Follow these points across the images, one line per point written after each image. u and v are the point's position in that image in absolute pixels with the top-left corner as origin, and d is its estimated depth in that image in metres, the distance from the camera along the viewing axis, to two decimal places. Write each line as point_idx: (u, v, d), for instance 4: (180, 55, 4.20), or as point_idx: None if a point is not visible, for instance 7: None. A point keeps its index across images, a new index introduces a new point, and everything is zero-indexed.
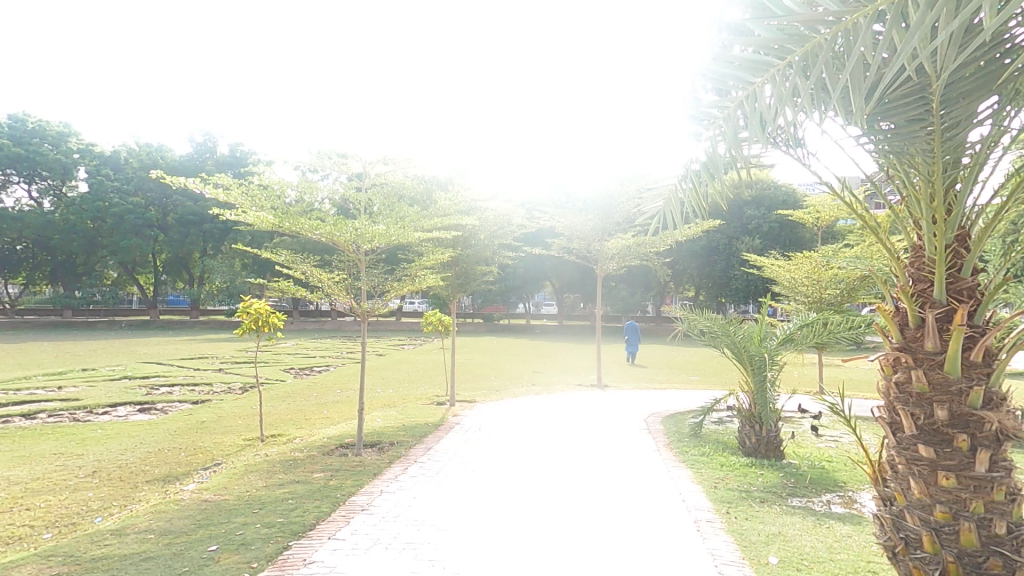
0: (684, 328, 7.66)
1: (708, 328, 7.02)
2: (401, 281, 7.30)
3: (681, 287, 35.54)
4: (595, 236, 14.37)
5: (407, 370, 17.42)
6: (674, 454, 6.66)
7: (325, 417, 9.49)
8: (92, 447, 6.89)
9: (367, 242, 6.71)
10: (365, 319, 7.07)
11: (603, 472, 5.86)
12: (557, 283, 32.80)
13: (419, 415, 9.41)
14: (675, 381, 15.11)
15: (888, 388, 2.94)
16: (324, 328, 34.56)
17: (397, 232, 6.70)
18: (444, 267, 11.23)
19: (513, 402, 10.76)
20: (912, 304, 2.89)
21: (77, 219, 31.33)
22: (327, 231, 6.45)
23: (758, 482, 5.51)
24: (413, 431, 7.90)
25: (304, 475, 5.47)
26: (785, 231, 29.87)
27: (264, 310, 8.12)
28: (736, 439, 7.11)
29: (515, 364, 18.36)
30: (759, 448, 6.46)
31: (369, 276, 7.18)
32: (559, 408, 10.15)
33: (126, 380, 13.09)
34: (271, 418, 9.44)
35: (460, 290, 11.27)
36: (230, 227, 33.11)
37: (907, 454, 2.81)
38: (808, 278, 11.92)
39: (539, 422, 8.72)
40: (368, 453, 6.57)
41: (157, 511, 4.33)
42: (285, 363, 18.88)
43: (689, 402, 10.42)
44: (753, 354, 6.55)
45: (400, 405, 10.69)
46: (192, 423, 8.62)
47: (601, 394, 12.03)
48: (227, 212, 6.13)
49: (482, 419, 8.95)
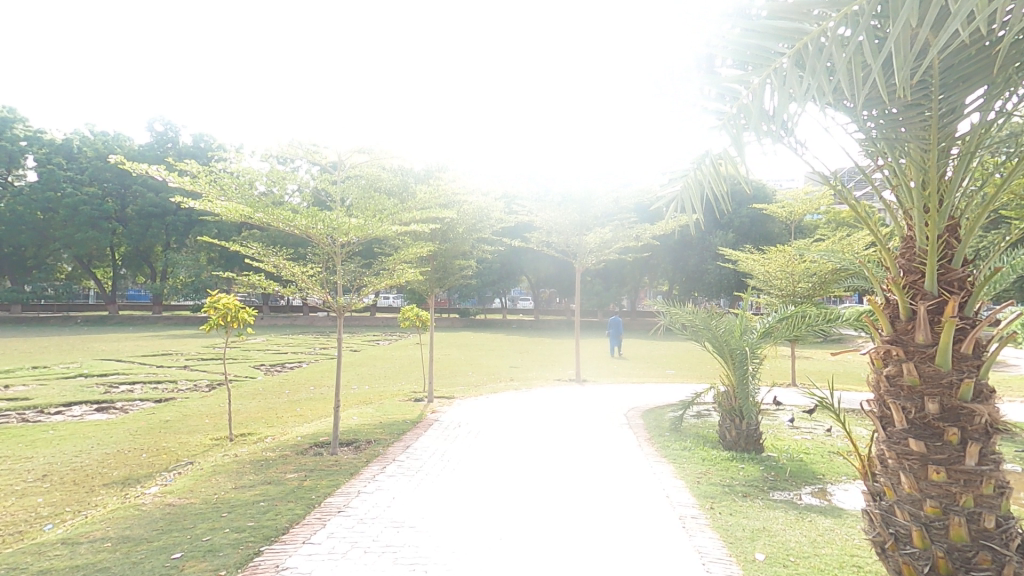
0: (664, 322, 7.66)
1: (690, 322, 7.02)
2: (378, 274, 7.07)
3: (656, 283, 36.00)
4: (574, 231, 14.32)
5: (383, 366, 17.10)
6: (655, 449, 6.65)
7: (298, 415, 9.18)
8: (43, 451, 6.45)
9: (344, 236, 6.46)
10: (341, 314, 6.81)
11: (586, 468, 5.80)
12: (533, 279, 32.75)
13: (397, 412, 9.19)
14: (651, 376, 15.25)
15: (879, 381, 2.91)
16: (296, 324, 33.72)
17: (375, 226, 6.50)
18: (422, 260, 10.99)
19: (492, 397, 10.65)
20: (904, 296, 2.84)
21: (27, 210, 29.58)
22: (303, 223, 6.16)
23: (740, 476, 5.52)
24: (391, 428, 7.69)
25: (277, 475, 5.22)
26: (755, 227, 30.56)
27: (233, 305, 7.74)
28: (716, 433, 7.16)
29: (493, 359, 18.23)
30: (739, 442, 6.51)
31: (345, 270, 6.92)
32: (539, 403, 10.08)
33: (82, 379, 12.40)
34: (240, 417, 9.06)
35: (437, 284, 11.06)
36: (195, 220, 31.89)
37: (898, 449, 2.79)
38: (782, 274, 12.14)
39: (520, 417, 8.63)
40: (345, 452, 6.34)
41: (115, 517, 4.03)
42: (256, 359, 18.29)
43: (667, 396, 10.49)
44: (734, 348, 6.61)
45: (377, 402, 10.44)
46: (155, 423, 8.20)
47: (581, 388, 12.00)
48: (193, 201, 5.75)
49: (461, 415, 8.79)
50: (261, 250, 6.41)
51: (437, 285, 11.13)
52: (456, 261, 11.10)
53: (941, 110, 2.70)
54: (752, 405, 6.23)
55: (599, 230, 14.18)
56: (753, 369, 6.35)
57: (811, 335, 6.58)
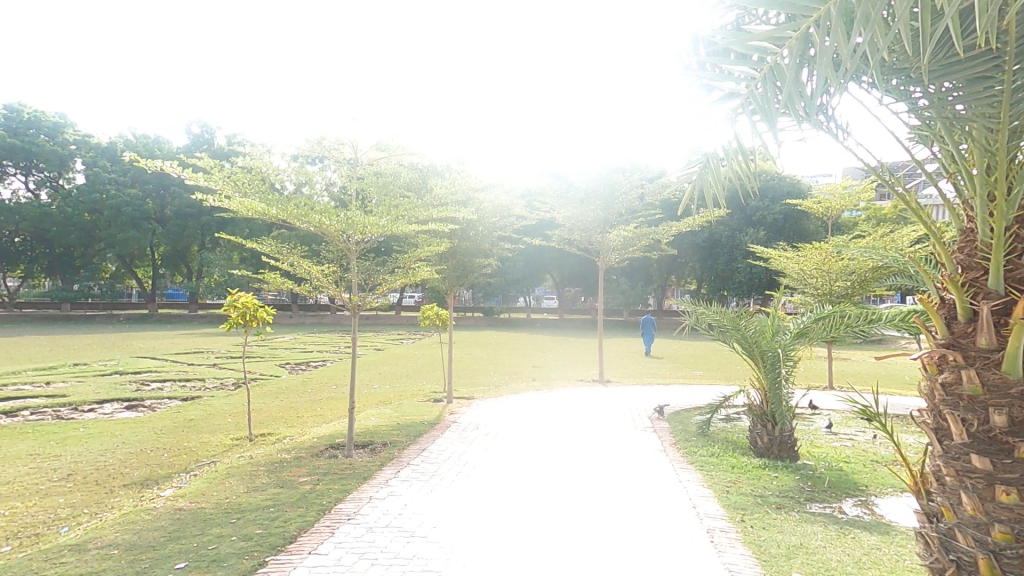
0: (690, 322, 7.32)
1: (716, 321, 6.69)
2: (394, 273, 6.96)
3: (683, 280, 35.24)
4: (597, 227, 13.99)
5: (405, 365, 17.14)
6: (680, 454, 6.34)
7: (318, 414, 9.19)
8: (70, 448, 6.56)
9: (356, 234, 6.39)
10: (357, 313, 6.72)
11: (608, 475, 5.56)
12: (558, 277, 32.41)
13: (416, 412, 9.11)
14: (677, 376, 14.82)
15: (932, 389, 2.59)
16: (323, 322, 34.32)
17: (387, 223, 6.41)
18: (442, 258, 10.87)
19: (513, 398, 10.46)
20: (963, 295, 2.50)
21: (73, 212, 30.86)
22: (314, 220, 6.11)
23: (773, 486, 5.17)
24: (408, 430, 7.58)
25: (289, 479, 5.15)
26: (788, 223, 29.50)
27: (251, 304, 7.76)
28: (746, 439, 6.78)
29: (515, 359, 18.06)
30: (771, 449, 6.13)
31: (361, 269, 6.83)
32: (561, 405, 9.84)
33: (116, 375, 12.77)
34: (261, 416, 9.12)
35: (458, 282, 10.96)
36: (228, 220, 32.74)
37: (958, 465, 2.48)
38: (817, 271, 11.57)
39: (540, 419, 8.43)
40: (360, 455, 6.26)
41: (126, 521, 3.99)
42: (282, 358, 18.58)
43: (694, 397, 10.11)
44: (765, 349, 6.23)
45: (397, 402, 10.39)
46: (179, 421, 8.31)
47: (604, 389, 11.69)
48: (209, 197, 5.71)
49: (480, 417, 8.63)
50: (276, 248, 6.35)
51: (457, 284, 11.00)
52: (477, 259, 10.94)
53: (1014, 83, 2.33)
54: (785, 409, 5.86)
55: (623, 226, 13.84)
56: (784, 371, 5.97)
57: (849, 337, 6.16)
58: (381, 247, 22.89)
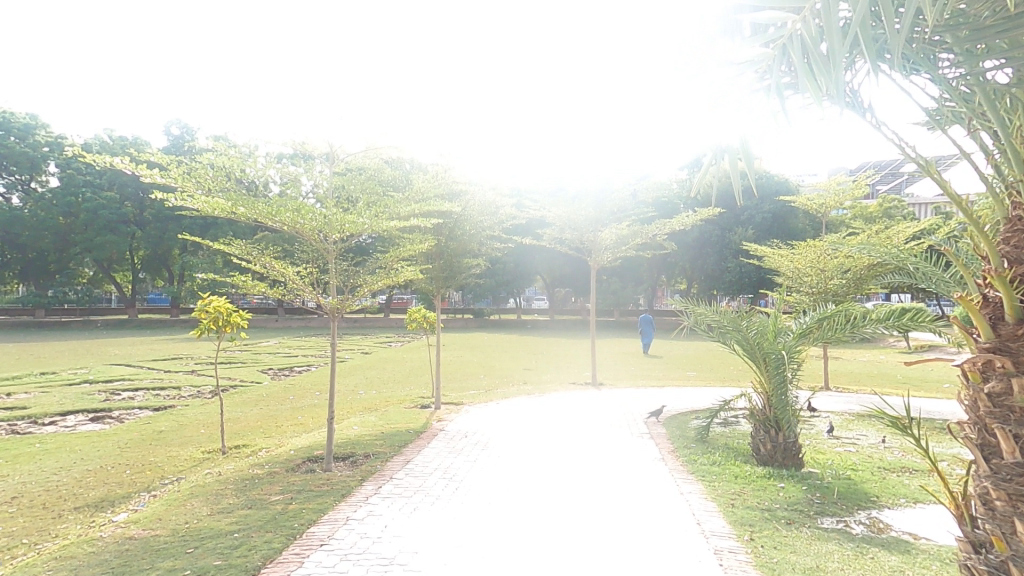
0: (687, 323, 7.01)
1: (716, 322, 6.41)
2: (375, 274, 6.55)
3: (673, 280, 35.16)
4: (589, 226, 13.66)
5: (393, 369, 16.71)
6: (680, 464, 6.01)
7: (298, 424, 8.75)
8: (21, 468, 6.05)
9: (332, 233, 5.98)
10: (336, 317, 6.30)
11: (604, 487, 5.24)
12: (548, 278, 32.15)
13: (401, 420, 8.71)
14: (671, 378, 14.57)
15: (976, 401, 2.27)
16: (309, 326, 33.67)
17: (365, 222, 6.02)
18: (429, 258, 10.48)
19: (504, 403, 10.08)
20: (1012, 293, 2.17)
21: (48, 214, 29.91)
22: (285, 219, 5.70)
23: (781, 498, 4.84)
24: (392, 440, 7.17)
25: (260, 498, 4.72)
26: (777, 223, 29.57)
27: (223, 308, 7.30)
28: (748, 445, 6.48)
29: (506, 361, 17.69)
30: (775, 456, 5.82)
31: (339, 270, 6.43)
32: (553, 409, 9.48)
33: (86, 385, 12.17)
34: (237, 426, 8.65)
35: (445, 283, 10.58)
36: (210, 222, 31.96)
37: (1010, 489, 2.15)
38: (812, 269, 11.36)
39: (532, 425, 8.08)
40: (339, 468, 5.86)
41: (64, 556, 3.55)
42: (265, 363, 18.02)
43: (689, 400, 9.82)
44: (768, 352, 5.90)
45: (383, 409, 9.97)
46: (148, 433, 7.81)
47: (597, 392, 11.35)
48: (169, 196, 5.25)
49: (468, 424, 8.24)
50: (245, 250, 5.90)
51: (443, 285, 10.63)
52: (465, 260, 10.56)
53: None
54: (792, 416, 5.55)
55: (614, 225, 13.55)
56: (789, 374, 5.66)
57: (852, 337, 5.90)
58: (359, 246, 22.29)
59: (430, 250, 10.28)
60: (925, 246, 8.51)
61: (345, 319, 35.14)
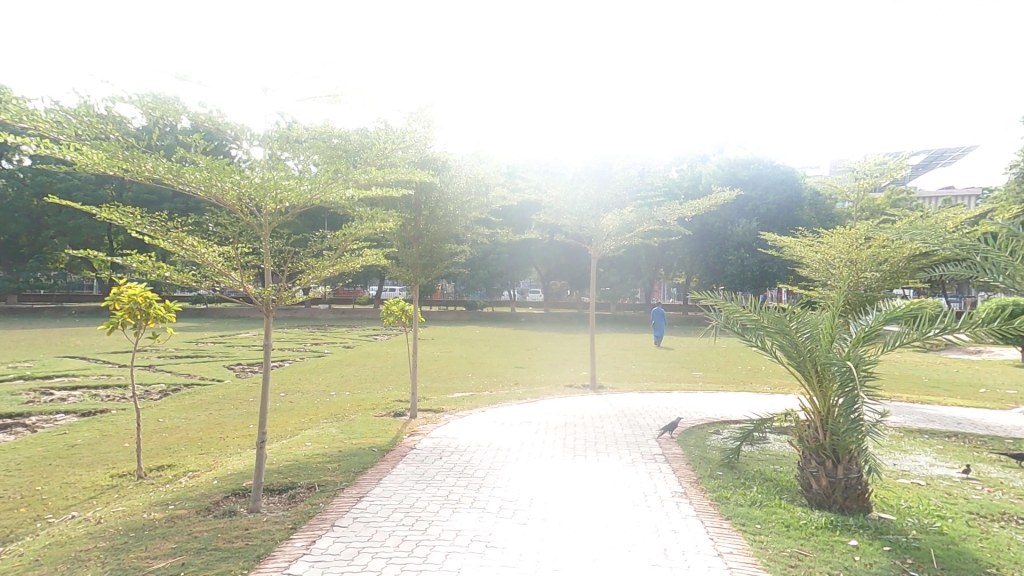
0: (717, 322, 5.67)
1: (752, 320, 5.13)
2: (322, 257, 5.14)
3: (671, 273, 34.03)
4: (590, 211, 12.37)
5: (372, 367, 15.35)
6: (710, 505, 4.70)
7: (245, 437, 7.37)
8: None
9: (265, 206, 4.60)
10: (270, 311, 4.90)
11: (618, 547, 3.92)
12: (543, 269, 30.79)
13: (368, 432, 7.38)
14: (676, 379, 13.31)
15: None
16: (294, 317, 32.28)
17: (312, 189, 4.67)
18: (406, 242, 9.16)
19: (492, 411, 8.77)
20: None
21: (18, 195, 28.26)
22: (199, 186, 4.32)
23: (859, 566, 3.52)
24: (349, 463, 5.79)
25: (136, 567, 3.38)
26: (781, 214, 28.59)
27: (140, 298, 5.83)
28: (792, 477, 5.17)
29: (497, 358, 16.37)
30: (832, 494, 4.54)
31: (276, 249, 5.03)
32: (545, 419, 8.20)
33: (17, 383, 10.70)
34: (172, 438, 7.27)
35: (425, 271, 9.18)
36: (191, 206, 30.37)
37: None
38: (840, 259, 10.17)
39: (521, 443, 6.76)
40: (270, 509, 4.49)
41: None
42: (235, 358, 16.59)
43: (703, 411, 8.52)
44: (827, 362, 4.59)
45: (349, 417, 8.64)
46: (56, 449, 6.43)
47: (597, 398, 10.09)
48: (18, 141, 3.75)
49: (446, 439, 6.94)
50: (132, 221, 4.33)
51: (422, 274, 9.21)
52: (449, 245, 9.25)
53: None
54: (864, 450, 4.22)
55: (618, 210, 12.21)
56: (860, 392, 4.28)
57: (929, 348, 4.67)
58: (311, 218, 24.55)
59: (408, 233, 8.98)
60: (986, 233, 7.32)
61: (331, 310, 33.69)
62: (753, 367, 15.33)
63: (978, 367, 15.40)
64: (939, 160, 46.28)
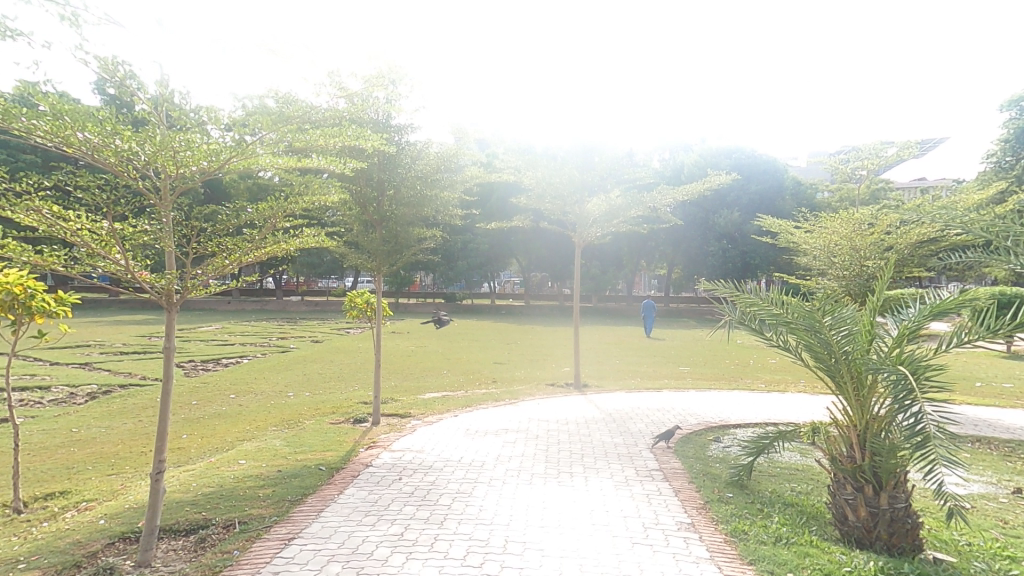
0: (732, 317, 4.77)
1: (776, 316, 4.25)
2: (243, 237, 4.04)
3: (654, 264, 33.57)
4: (573, 194, 11.44)
5: (340, 363, 14.23)
6: (727, 544, 3.82)
7: (172, 452, 6.27)
8: None
9: (158, 167, 3.53)
10: (174, 304, 3.81)
11: None
12: (524, 261, 29.88)
13: (318, 445, 6.35)
14: (664, 376, 12.59)
15: None
16: (263, 310, 30.74)
17: (225, 148, 3.64)
18: (368, 226, 8.13)
19: (465, 416, 7.81)
20: None
21: None
22: (52, 137, 3.17)
23: None
24: (286, 490, 4.75)
25: None
26: (762, 204, 28.23)
27: (19, 288, 4.60)
28: (823, 504, 4.32)
29: (475, 353, 15.43)
30: (877, 528, 3.69)
31: (182, 225, 3.92)
32: (525, 425, 7.27)
33: None
34: (82, 454, 6.15)
35: (390, 258, 8.14)
36: None
37: None
38: (841, 245, 9.53)
39: (497, 458, 5.80)
40: (164, 561, 3.46)
41: None
42: (188, 355, 15.25)
43: (699, 416, 7.72)
44: (873, 367, 3.71)
45: (302, 425, 7.59)
46: None
47: (581, 398, 9.23)
48: None
49: (411, 453, 5.95)
50: None
51: (387, 263, 8.18)
52: (416, 230, 8.21)
53: None
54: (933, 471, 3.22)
55: (604, 194, 11.33)
56: (925, 406, 3.38)
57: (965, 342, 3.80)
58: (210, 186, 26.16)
59: (369, 216, 7.93)
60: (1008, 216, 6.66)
61: (303, 302, 32.22)
62: (743, 362, 14.72)
63: (965, 359, 15.05)
64: (913, 154, 46.84)
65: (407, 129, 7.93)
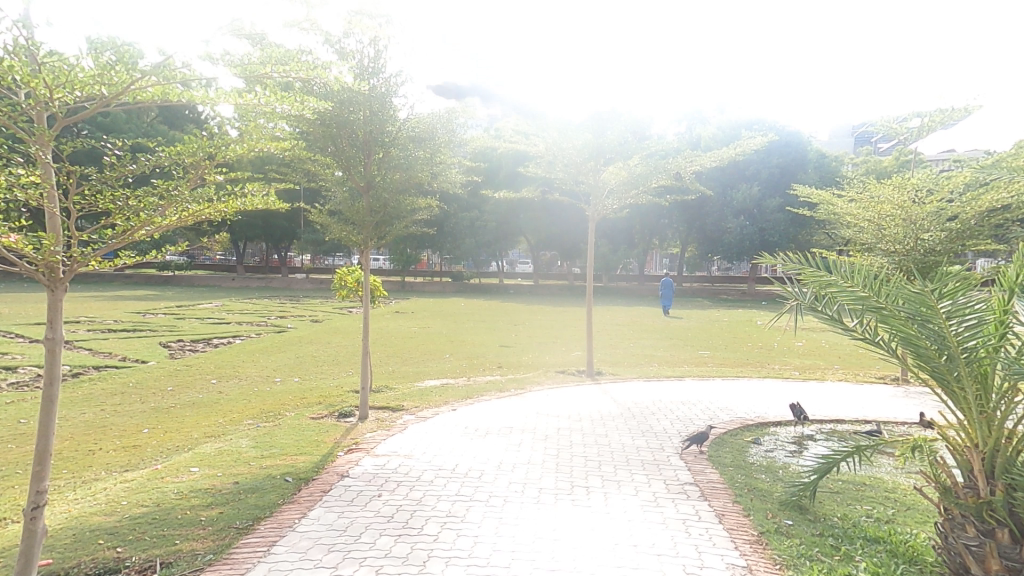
0: (805, 302, 3.66)
1: (863, 301, 3.14)
2: (156, 192, 3.03)
3: (668, 242, 32.33)
4: (587, 161, 10.26)
5: (337, 345, 13.42)
6: None
7: (124, 452, 5.39)
8: None
9: (25, 89, 2.62)
10: (62, 280, 2.85)
11: None
12: (532, 238, 28.75)
13: (292, 446, 5.43)
14: (684, 361, 11.61)
15: None
16: (266, 287, 30.01)
17: (135, 74, 2.81)
18: (354, 192, 7.06)
19: (465, 410, 6.88)
20: None
21: None
22: None
23: None
24: (236, 511, 3.82)
25: None
26: (783, 178, 26.78)
27: None
28: (930, 548, 3.29)
29: (480, 335, 14.54)
30: None
31: (70, 176, 2.93)
32: (534, 423, 6.31)
33: None
34: (23, 453, 5.33)
35: (379, 229, 7.11)
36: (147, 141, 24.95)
37: None
38: (893, 216, 8.41)
39: (499, 468, 4.85)
40: None
41: None
42: (178, 333, 14.46)
43: (733, 413, 6.73)
44: None
45: (282, 419, 6.71)
46: None
47: (595, 388, 8.29)
48: None
49: (398, 460, 5.03)
50: None
51: (375, 235, 7.15)
52: (408, 198, 7.09)
53: None
54: None
55: (622, 161, 10.18)
56: None
57: None
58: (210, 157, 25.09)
59: (356, 181, 6.87)
60: None
61: (307, 279, 31.47)
62: (767, 345, 13.71)
63: None
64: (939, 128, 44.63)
65: (397, 78, 6.81)
